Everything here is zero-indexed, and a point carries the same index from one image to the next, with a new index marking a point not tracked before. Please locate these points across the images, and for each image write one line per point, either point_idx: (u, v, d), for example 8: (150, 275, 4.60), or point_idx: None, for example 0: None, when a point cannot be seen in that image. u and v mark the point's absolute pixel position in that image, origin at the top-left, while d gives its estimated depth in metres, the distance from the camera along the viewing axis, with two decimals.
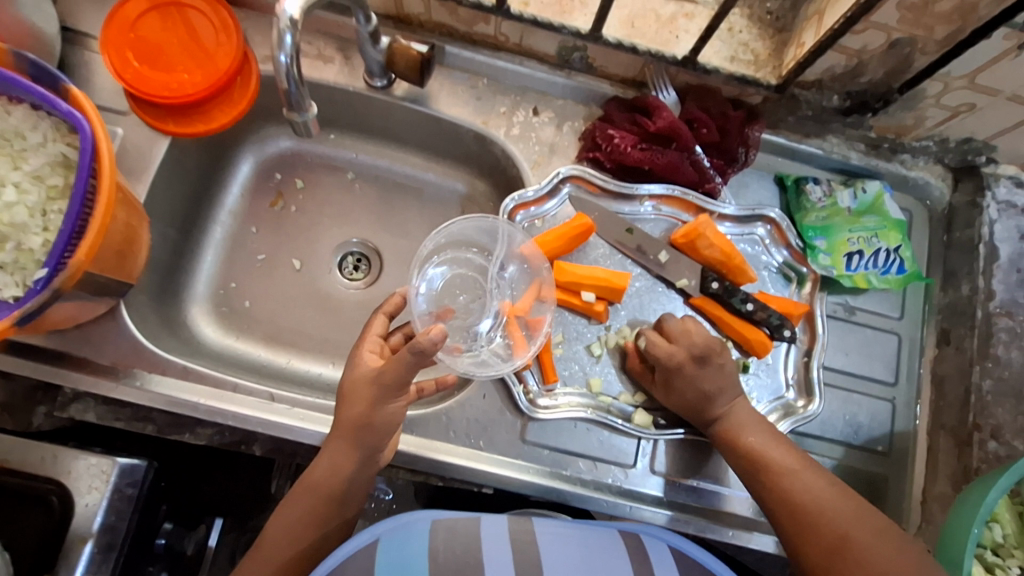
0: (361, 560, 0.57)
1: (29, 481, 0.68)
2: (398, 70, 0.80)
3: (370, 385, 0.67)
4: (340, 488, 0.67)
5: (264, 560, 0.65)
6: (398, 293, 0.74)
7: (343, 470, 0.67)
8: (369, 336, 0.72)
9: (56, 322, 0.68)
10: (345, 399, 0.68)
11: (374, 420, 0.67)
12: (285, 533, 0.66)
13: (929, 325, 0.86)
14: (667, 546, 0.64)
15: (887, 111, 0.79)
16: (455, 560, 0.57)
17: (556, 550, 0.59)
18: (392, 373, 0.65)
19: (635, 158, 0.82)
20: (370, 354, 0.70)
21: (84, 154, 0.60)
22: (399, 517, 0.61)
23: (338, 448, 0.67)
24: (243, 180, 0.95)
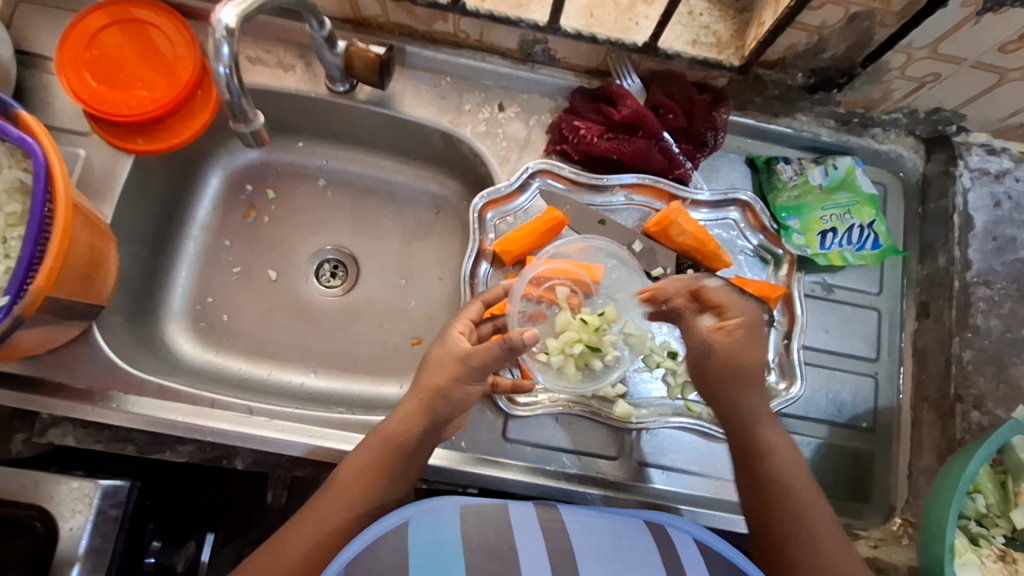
0: (392, 542, 0.54)
1: (11, 508, 0.68)
2: (357, 74, 0.79)
3: (456, 360, 0.66)
4: (410, 444, 0.65)
5: (334, 506, 0.63)
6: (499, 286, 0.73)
7: (415, 427, 0.65)
8: (461, 318, 0.71)
9: (27, 348, 0.68)
10: (430, 366, 0.67)
11: (450, 394, 0.65)
12: (353, 481, 0.64)
13: (908, 298, 0.85)
14: (694, 539, 0.60)
15: (852, 85, 0.79)
16: (489, 543, 0.54)
17: (585, 537, 0.57)
18: (480, 357, 0.64)
19: (602, 148, 0.81)
20: (460, 335, 0.68)
21: (38, 179, 0.59)
22: (428, 500, 0.58)
23: (409, 404, 0.66)
24: (213, 194, 0.94)
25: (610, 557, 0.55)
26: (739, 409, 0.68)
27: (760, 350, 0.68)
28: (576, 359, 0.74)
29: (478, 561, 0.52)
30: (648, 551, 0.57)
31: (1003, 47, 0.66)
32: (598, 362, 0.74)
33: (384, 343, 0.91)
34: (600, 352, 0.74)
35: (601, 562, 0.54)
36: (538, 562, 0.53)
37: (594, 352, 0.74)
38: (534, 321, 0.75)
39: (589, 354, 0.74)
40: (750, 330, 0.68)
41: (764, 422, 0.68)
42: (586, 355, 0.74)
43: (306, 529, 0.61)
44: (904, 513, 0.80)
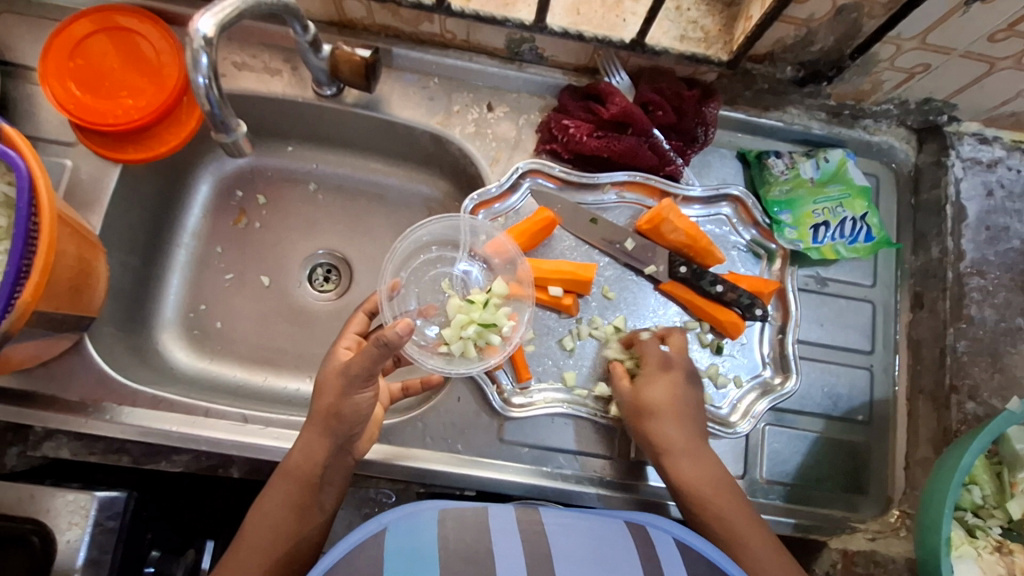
0: (368, 550, 0.54)
1: (7, 523, 0.68)
2: (343, 77, 0.79)
3: (338, 375, 0.64)
4: (316, 474, 0.65)
5: (249, 552, 0.63)
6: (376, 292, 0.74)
7: (318, 456, 0.65)
8: (346, 333, 0.71)
9: (18, 361, 0.67)
10: (319, 388, 0.66)
11: (342, 410, 0.64)
12: (265, 519, 0.64)
13: (902, 290, 0.85)
14: (673, 538, 0.59)
15: (842, 78, 0.78)
16: (466, 547, 0.54)
17: (564, 540, 0.55)
18: (359, 363, 0.62)
19: (592, 147, 0.81)
20: (345, 350, 0.69)
21: (21, 192, 0.58)
22: (406, 506, 0.59)
23: (310, 434, 0.65)
24: (203, 201, 0.94)
25: (588, 557, 0.54)
26: (657, 446, 0.71)
27: (670, 388, 0.72)
28: (474, 339, 0.72)
29: (453, 564, 0.52)
30: (627, 551, 0.56)
31: (992, 36, 0.66)
32: (495, 335, 0.72)
33: None
34: (495, 327, 0.72)
35: (578, 562, 0.53)
36: (514, 561, 0.52)
37: (489, 327, 0.72)
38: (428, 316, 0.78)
39: (486, 333, 0.72)
40: (664, 377, 0.73)
41: (682, 459, 0.70)
42: (483, 333, 0.72)
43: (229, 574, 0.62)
44: (902, 505, 0.80)
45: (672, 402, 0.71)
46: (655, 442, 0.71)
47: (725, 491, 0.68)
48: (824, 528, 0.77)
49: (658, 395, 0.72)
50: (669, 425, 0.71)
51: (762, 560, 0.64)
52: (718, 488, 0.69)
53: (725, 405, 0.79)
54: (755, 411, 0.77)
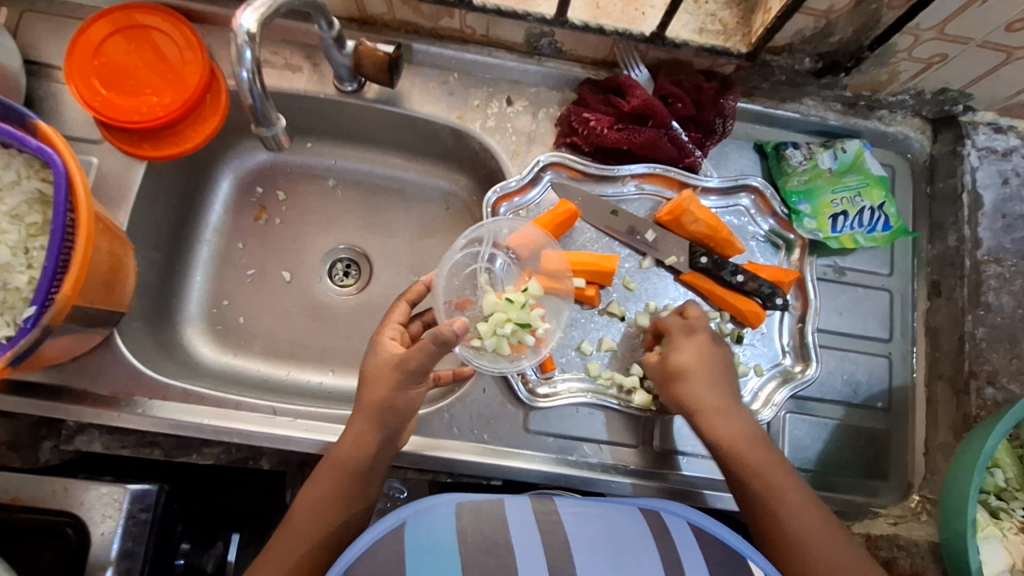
0: (389, 545, 0.54)
1: (44, 515, 0.69)
2: (366, 73, 0.80)
3: (393, 367, 0.65)
4: (364, 466, 0.66)
5: (295, 537, 0.62)
6: (419, 283, 0.73)
7: (369, 449, 0.66)
8: (389, 322, 0.70)
9: (52, 356, 0.68)
10: (366, 381, 0.66)
11: (395, 403, 0.65)
12: (312, 512, 0.64)
13: (919, 278, 0.86)
14: (687, 522, 0.60)
15: (860, 69, 0.79)
16: (484, 540, 0.54)
17: (580, 530, 0.56)
18: (416, 360, 0.63)
19: (613, 139, 0.81)
20: (392, 340, 0.68)
21: (59, 189, 0.60)
22: (422, 500, 0.58)
23: (358, 426, 0.66)
24: (224, 198, 0.94)
25: (603, 550, 0.54)
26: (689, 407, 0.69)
27: (696, 349, 0.71)
28: (509, 338, 0.71)
29: (474, 558, 0.53)
30: (644, 543, 0.56)
31: (1010, 26, 0.67)
32: (530, 335, 0.72)
33: None
34: (529, 327, 0.71)
35: (594, 553, 0.54)
36: (534, 558, 0.53)
37: (525, 327, 0.71)
38: (463, 309, 0.77)
39: (521, 332, 0.71)
40: (690, 339, 0.72)
41: (713, 417, 0.68)
42: (517, 333, 0.71)
43: (274, 559, 0.61)
44: (921, 490, 0.81)
45: (698, 365, 0.70)
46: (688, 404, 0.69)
47: (762, 447, 0.67)
48: (845, 513, 0.79)
49: (688, 354, 0.70)
50: (702, 385, 0.69)
51: (805, 521, 0.63)
52: (752, 443, 0.67)
53: (747, 393, 0.79)
54: (777, 400, 0.78)
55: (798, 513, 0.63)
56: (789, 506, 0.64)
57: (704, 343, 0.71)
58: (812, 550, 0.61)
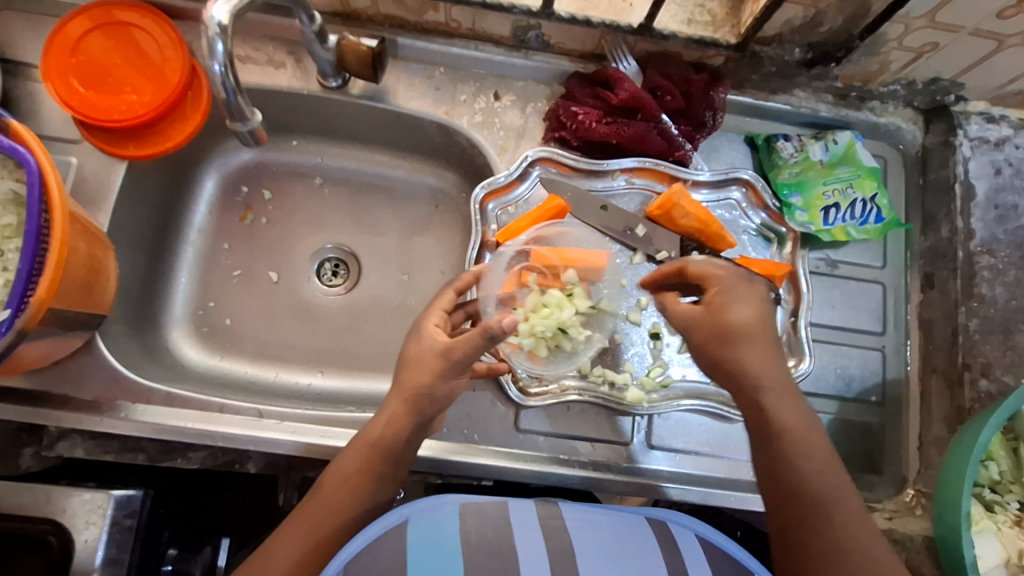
0: (391, 542, 0.54)
1: (24, 524, 0.68)
2: (350, 68, 0.78)
3: (437, 355, 0.63)
4: (398, 448, 0.64)
5: (322, 508, 0.61)
6: (470, 272, 0.71)
7: (403, 431, 0.63)
8: (433, 309, 0.68)
9: (30, 361, 0.67)
10: (409, 365, 0.64)
11: (436, 391, 0.64)
12: (341, 488, 0.61)
13: (912, 271, 0.85)
14: (695, 535, 0.59)
15: (850, 59, 0.78)
16: (489, 543, 0.54)
17: (587, 537, 0.56)
18: (462, 351, 0.62)
19: (601, 133, 0.80)
20: (436, 328, 0.66)
21: (32, 189, 0.58)
22: (428, 498, 0.58)
23: (393, 407, 0.64)
24: (209, 197, 0.93)
25: (611, 556, 0.54)
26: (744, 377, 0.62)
27: (750, 308, 0.63)
28: (548, 341, 0.72)
29: (477, 559, 0.53)
30: (650, 554, 0.56)
31: (1001, 14, 0.66)
32: (568, 341, 0.72)
33: (390, 340, 0.90)
34: (570, 334, 0.72)
35: (602, 561, 0.54)
36: (537, 561, 0.53)
37: (566, 332, 0.71)
38: (509, 304, 0.73)
39: (561, 337, 0.72)
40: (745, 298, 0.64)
41: (771, 392, 0.62)
42: (558, 338, 0.72)
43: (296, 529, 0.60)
44: (916, 484, 0.80)
45: (755, 329, 0.62)
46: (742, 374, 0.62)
47: (819, 435, 0.61)
48: None
49: (745, 316, 0.63)
50: (755, 354, 0.62)
51: (846, 516, 0.58)
52: (807, 433, 0.61)
53: None
54: None
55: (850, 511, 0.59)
56: (841, 511, 0.59)
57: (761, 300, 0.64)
58: (851, 549, 0.57)
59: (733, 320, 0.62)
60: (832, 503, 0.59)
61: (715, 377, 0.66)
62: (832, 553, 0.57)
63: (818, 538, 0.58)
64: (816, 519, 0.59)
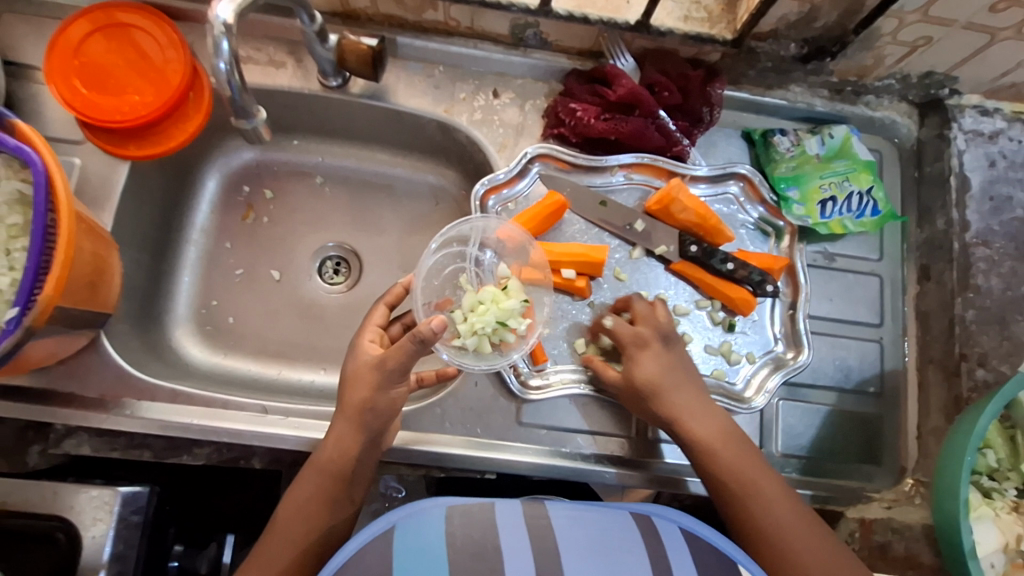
0: (378, 548, 0.55)
1: (32, 520, 0.68)
2: (350, 67, 0.79)
3: (372, 369, 0.66)
4: (349, 468, 0.66)
5: (281, 544, 0.63)
6: (399, 285, 0.74)
7: (352, 450, 0.66)
8: (369, 325, 0.71)
9: (36, 359, 0.68)
10: (350, 382, 0.67)
11: (377, 404, 0.66)
12: (296, 513, 0.65)
13: (909, 263, 0.86)
14: (679, 527, 0.59)
15: (845, 53, 0.79)
16: (473, 543, 0.54)
17: (573, 533, 0.56)
18: (395, 359, 0.64)
19: (599, 129, 0.81)
20: (371, 343, 0.69)
21: (38, 189, 0.59)
22: (415, 503, 0.59)
23: (344, 428, 0.66)
24: (211, 196, 0.93)
25: (594, 550, 0.54)
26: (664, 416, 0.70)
27: (656, 359, 0.71)
28: (491, 337, 0.71)
29: (461, 562, 0.52)
30: (632, 546, 0.56)
31: (993, 7, 0.67)
32: (511, 334, 0.71)
33: None
34: (511, 325, 0.71)
35: (584, 555, 0.54)
36: (522, 562, 0.53)
37: (505, 325, 0.71)
38: (443, 309, 0.76)
39: (502, 330, 0.71)
40: (654, 351, 0.72)
41: (688, 416, 0.69)
42: (499, 331, 0.71)
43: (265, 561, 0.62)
44: (915, 474, 0.81)
45: (660, 381, 0.70)
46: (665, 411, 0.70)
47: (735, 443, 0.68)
48: (840, 498, 0.78)
49: (649, 371, 0.71)
50: (669, 394, 0.70)
51: (782, 517, 0.64)
52: (726, 438, 0.69)
53: (739, 381, 0.79)
54: (769, 387, 0.78)
55: (784, 511, 0.65)
56: (775, 514, 0.64)
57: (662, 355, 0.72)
58: (793, 547, 0.63)
59: (638, 373, 0.71)
60: (767, 506, 0.65)
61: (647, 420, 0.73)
62: (759, 543, 0.64)
63: (764, 538, 0.64)
64: (761, 525, 0.64)
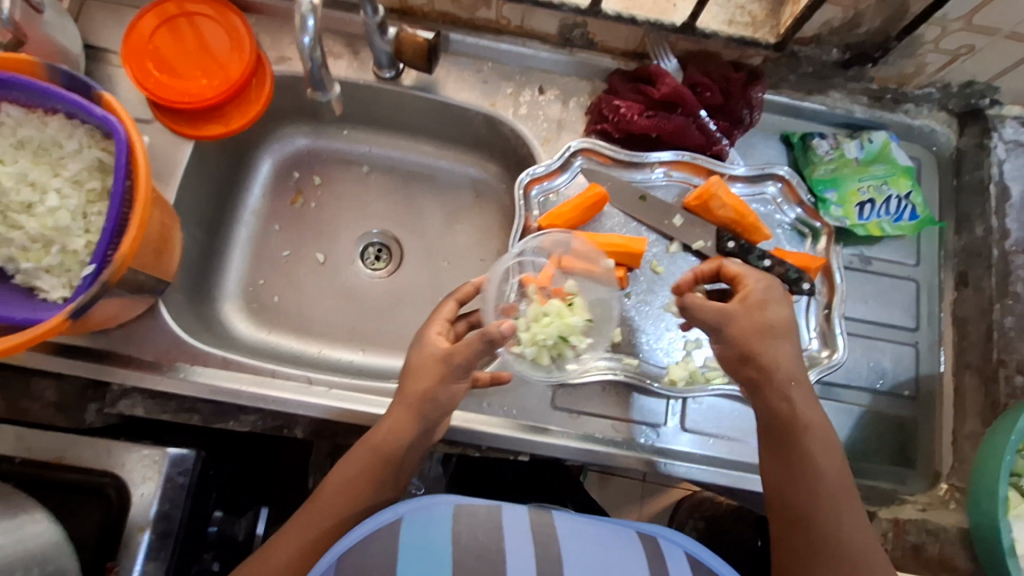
0: (384, 539, 0.59)
1: (86, 475, 0.71)
2: (406, 59, 0.83)
3: (438, 361, 0.68)
4: (398, 454, 0.68)
5: (325, 507, 0.66)
6: (469, 284, 0.75)
7: (405, 438, 0.67)
8: (437, 318, 0.73)
9: (99, 321, 0.71)
10: (413, 372, 0.69)
11: (438, 396, 0.67)
12: (340, 490, 0.67)
13: (946, 269, 0.87)
14: (684, 551, 0.63)
15: (887, 60, 0.81)
16: (478, 545, 0.58)
17: (575, 545, 0.60)
18: (462, 355, 0.66)
19: (642, 126, 0.83)
20: (438, 335, 0.71)
21: (120, 157, 0.63)
22: (423, 498, 0.63)
23: (399, 415, 0.68)
24: (264, 179, 0.98)
25: (596, 565, 0.58)
26: (775, 377, 0.66)
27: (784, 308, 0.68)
28: (550, 349, 0.73)
29: (468, 563, 0.57)
30: (635, 559, 0.60)
31: None
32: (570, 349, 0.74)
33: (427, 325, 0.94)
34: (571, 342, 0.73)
35: (587, 567, 0.58)
36: (524, 565, 0.57)
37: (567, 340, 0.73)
38: (508, 315, 0.74)
39: (562, 345, 0.73)
40: (780, 299, 0.69)
41: (793, 391, 0.66)
42: (559, 346, 0.73)
43: (303, 523, 0.66)
44: (950, 479, 0.80)
45: (785, 332, 0.67)
46: (770, 373, 0.66)
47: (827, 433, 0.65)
48: (872, 498, 0.78)
49: (779, 316, 0.68)
50: (785, 353, 0.67)
51: (840, 512, 0.63)
52: (817, 419, 0.66)
53: None
54: None
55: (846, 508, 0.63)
56: (838, 507, 0.63)
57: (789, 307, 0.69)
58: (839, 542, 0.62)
59: (768, 319, 0.67)
60: (833, 498, 0.63)
61: (738, 371, 0.69)
62: (823, 531, 0.62)
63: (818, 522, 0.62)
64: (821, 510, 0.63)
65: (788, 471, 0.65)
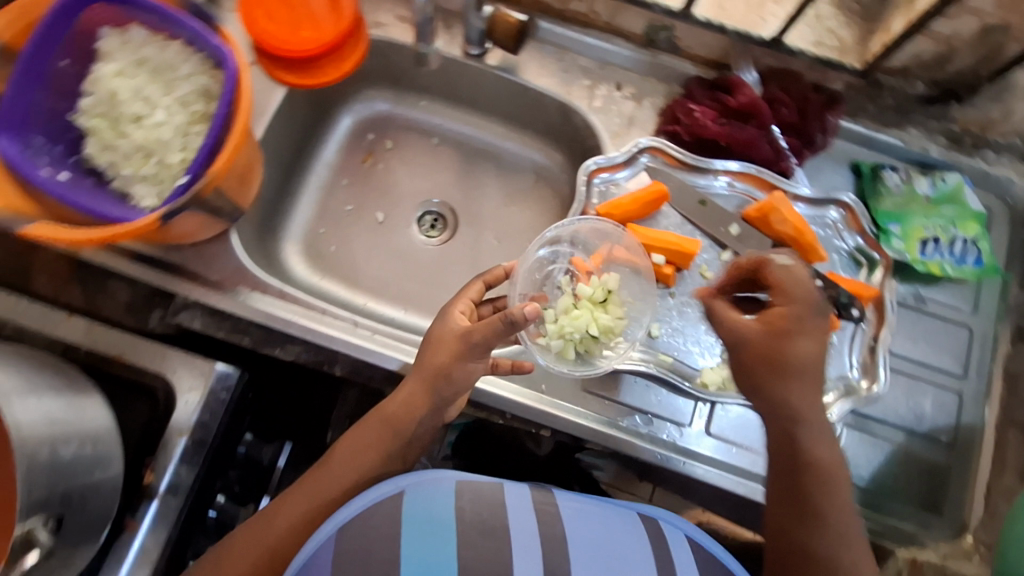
0: (386, 510, 0.59)
1: (139, 374, 0.77)
2: (496, 38, 0.87)
3: (457, 338, 0.69)
4: (409, 429, 0.70)
5: (330, 483, 0.67)
6: (500, 268, 0.77)
7: (416, 410, 0.70)
8: (462, 296, 0.74)
9: (177, 234, 0.77)
10: (432, 345, 0.70)
11: (453, 373, 0.69)
12: (350, 460, 0.69)
13: (1003, 322, 0.84)
14: (684, 535, 0.65)
15: (972, 101, 0.82)
16: (481, 522, 0.59)
17: (578, 527, 0.61)
18: (480, 334, 0.66)
19: (714, 132, 0.85)
20: (461, 314, 0.72)
21: (228, 83, 0.68)
22: (425, 475, 0.63)
23: (414, 386, 0.69)
24: (340, 135, 1.03)
25: (597, 561, 0.58)
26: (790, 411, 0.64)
27: (817, 342, 0.65)
28: (577, 344, 0.76)
29: (471, 537, 0.58)
30: (639, 545, 0.61)
31: None
32: (598, 347, 0.76)
33: None
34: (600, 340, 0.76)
35: (589, 558, 0.58)
36: (530, 544, 0.58)
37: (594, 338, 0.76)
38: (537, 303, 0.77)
39: (590, 342, 0.76)
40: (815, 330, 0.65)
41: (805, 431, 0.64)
42: (586, 342, 0.76)
43: (294, 503, 0.66)
44: (977, 532, 0.78)
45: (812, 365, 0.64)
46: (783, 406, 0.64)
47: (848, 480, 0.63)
48: (889, 536, 0.77)
49: (808, 348, 0.65)
50: (805, 388, 0.64)
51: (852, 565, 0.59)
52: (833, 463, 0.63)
53: None
54: (837, 409, 0.77)
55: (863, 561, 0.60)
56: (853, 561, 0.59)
57: (824, 334, 0.65)
58: None
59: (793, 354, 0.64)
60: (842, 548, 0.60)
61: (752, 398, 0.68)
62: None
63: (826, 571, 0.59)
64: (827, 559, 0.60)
65: (801, 519, 0.62)
